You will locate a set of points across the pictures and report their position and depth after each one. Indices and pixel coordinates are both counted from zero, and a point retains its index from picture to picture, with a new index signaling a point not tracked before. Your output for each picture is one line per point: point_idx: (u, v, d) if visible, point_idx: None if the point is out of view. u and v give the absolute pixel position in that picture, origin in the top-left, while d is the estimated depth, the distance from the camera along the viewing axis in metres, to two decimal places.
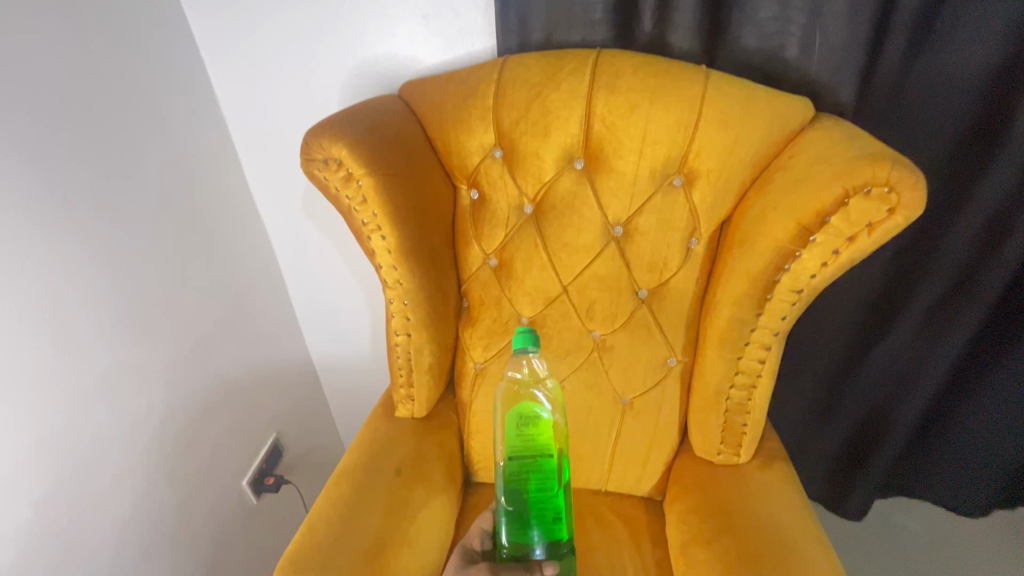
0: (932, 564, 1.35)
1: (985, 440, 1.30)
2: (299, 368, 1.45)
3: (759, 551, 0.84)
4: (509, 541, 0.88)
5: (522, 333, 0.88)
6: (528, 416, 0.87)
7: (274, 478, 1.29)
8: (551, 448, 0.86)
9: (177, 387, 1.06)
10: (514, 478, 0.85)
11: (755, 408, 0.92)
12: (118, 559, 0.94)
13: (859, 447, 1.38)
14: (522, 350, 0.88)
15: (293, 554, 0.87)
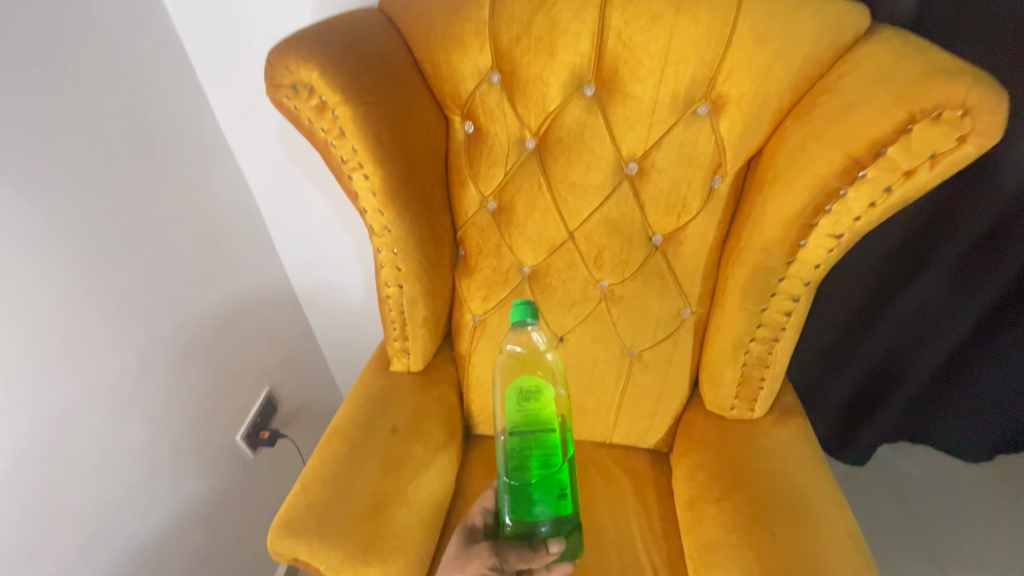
0: (932, 510, 1.35)
1: (1002, 392, 1.24)
2: (290, 320, 1.39)
3: (772, 513, 0.81)
4: (513, 520, 0.82)
5: (521, 306, 0.81)
6: (530, 390, 0.80)
7: (269, 432, 1.26)
8: (553, 424, 0.79)
9: (153, 341, 0.99)
10: (515, 456, 0.79)
11: (775, 363, 0.86)
12: (108, 518, 0.92)
13: (865, 396, 1.33)
14: (521, 323, 0.82)
15: (287, 515, 0.84)
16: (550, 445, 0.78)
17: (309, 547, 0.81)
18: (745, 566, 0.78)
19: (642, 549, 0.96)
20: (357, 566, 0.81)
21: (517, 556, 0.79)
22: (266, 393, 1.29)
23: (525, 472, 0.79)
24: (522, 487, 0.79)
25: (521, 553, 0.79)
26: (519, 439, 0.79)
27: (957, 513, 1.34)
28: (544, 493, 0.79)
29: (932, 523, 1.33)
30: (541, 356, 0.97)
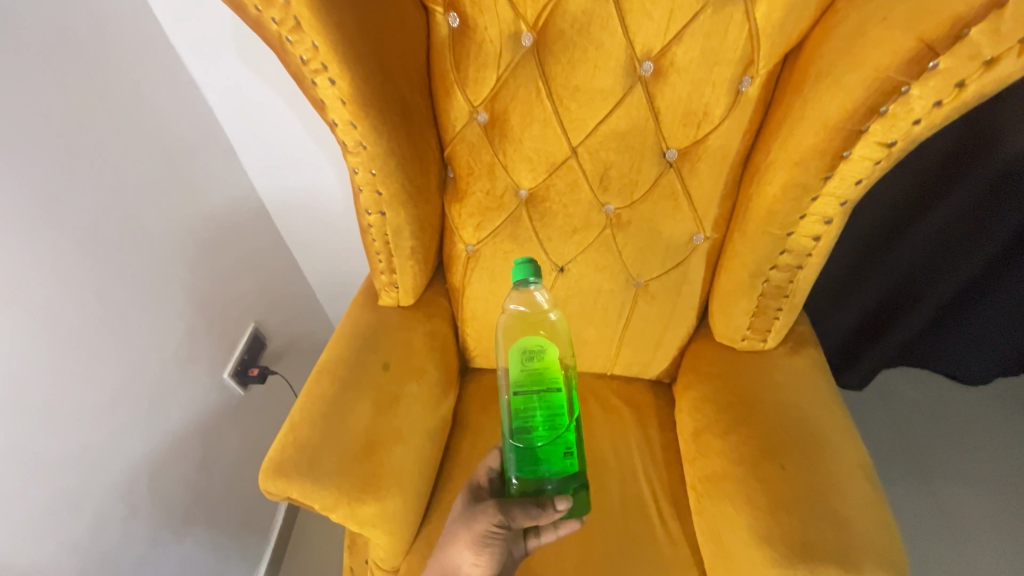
0: (930, 431, 1.35)
1: (1013, 323, 1.19)
2: (269, 252, 1.29)
3: (782, 447, 0.78)
4: (518, 480, 0.78)
5: (522, 265, 0.76)
6: (534, 348, 0.76)
7: (258, 369, 1.22)
8: (559, 381, 0.76)
9: (111, 278, 0.92)
10: (520, 417, 0.74)
11: (794, 293, 0.79)
12: (91, 456, 0.90)
13: (870, 322, 1.27)
14: (523, 282, 0.77)
15: (277, 456, 0.80)
16: (556, 402, 0.74)
17: (302, 488, 0.78)
18: (751, 499, 0.76)
19: (643, 478, 0.95)
20: (353, 504, 0.79)
21: (523, 513, 0.73)
22: (252, 329, 1.24)
23: (530, 433, 0.74)
24: (527, 448, 0.75)
25: (527, 509, 0.73)
26: (524, 396, 0.75)
27: (954, 433, 1.34)
28: (550, 453, 0.75)
29: (929, 444, 1.33)
30: (545, 316, 0.92)
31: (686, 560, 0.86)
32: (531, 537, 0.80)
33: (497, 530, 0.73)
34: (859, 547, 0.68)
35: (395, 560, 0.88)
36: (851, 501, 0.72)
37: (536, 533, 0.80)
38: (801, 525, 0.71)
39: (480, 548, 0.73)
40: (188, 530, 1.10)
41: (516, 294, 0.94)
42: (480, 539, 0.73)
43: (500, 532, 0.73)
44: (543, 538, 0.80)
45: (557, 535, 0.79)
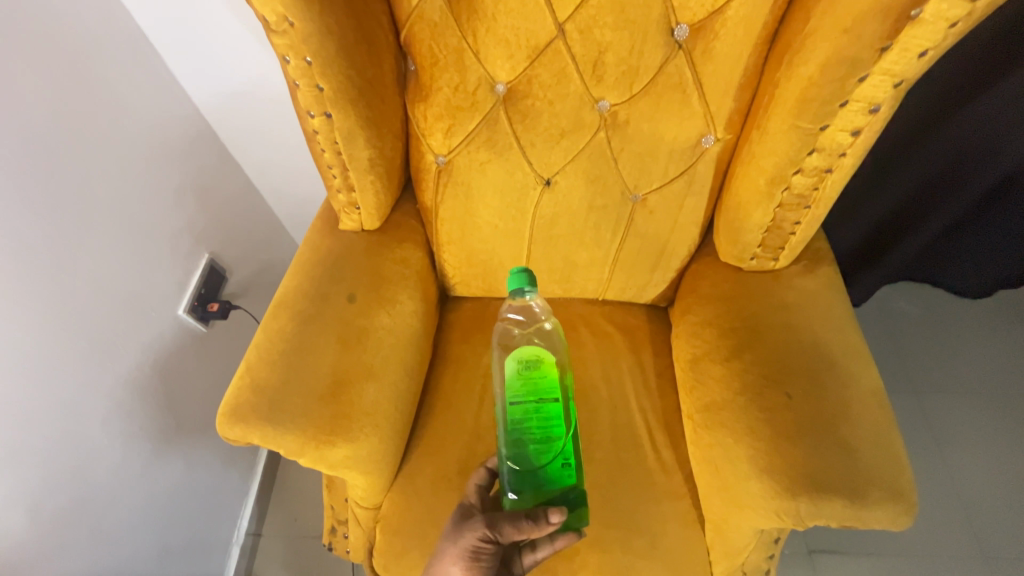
0: (926, 347, 1.31)
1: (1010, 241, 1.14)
2: (217, 173, 1.13)
3: (789, 374, 0.71)
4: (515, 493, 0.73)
5: (516, 274, 0.74)
6: (529, 359, 0.72)
7: (218, 304, 1.11)
8: (557, 390, 0.72)
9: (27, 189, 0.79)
10: (519, 426, 0.71)
11: (817, 202, 0.68)
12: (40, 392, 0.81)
13: (876, 236, 1.18)
14: (517, 292, 0.74)
15: (234, 402, 0.72)
16: (555, 410, 0.71)
17: (264, 434, 0.70)
18: (752, 428, 0.70)
19: (636, 407, 0.90)
20: (322, 447, 0.72)
21: (512, 527, 0.67)
22: (207, 261, 1.11)
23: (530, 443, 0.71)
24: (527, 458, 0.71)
25: (516, 523, 0.67)
26: (521, 407, 0.71)
27: (949, 348, 1.31)
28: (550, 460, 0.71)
29: (925, 359, 1.30)
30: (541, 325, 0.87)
31: (679, 488, 0.82)
32: (527, 553, 0.75)
33: (484, 546, 0.69)
34: (869, 476, 0.63)
35: (376, 498, 0.83)
36: (862, 428, 0.66)
37: (532, 547, 0.75)
38: (806, 454, 0.65)
39: (469, 567, 0.68)
40: (162, 471, 1.03)
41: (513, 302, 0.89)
42: (468, 556, 0.68)
43: (488, 548, 0.69)
44: (539, 554, 0.74)
45: (553, 550, 0.74)
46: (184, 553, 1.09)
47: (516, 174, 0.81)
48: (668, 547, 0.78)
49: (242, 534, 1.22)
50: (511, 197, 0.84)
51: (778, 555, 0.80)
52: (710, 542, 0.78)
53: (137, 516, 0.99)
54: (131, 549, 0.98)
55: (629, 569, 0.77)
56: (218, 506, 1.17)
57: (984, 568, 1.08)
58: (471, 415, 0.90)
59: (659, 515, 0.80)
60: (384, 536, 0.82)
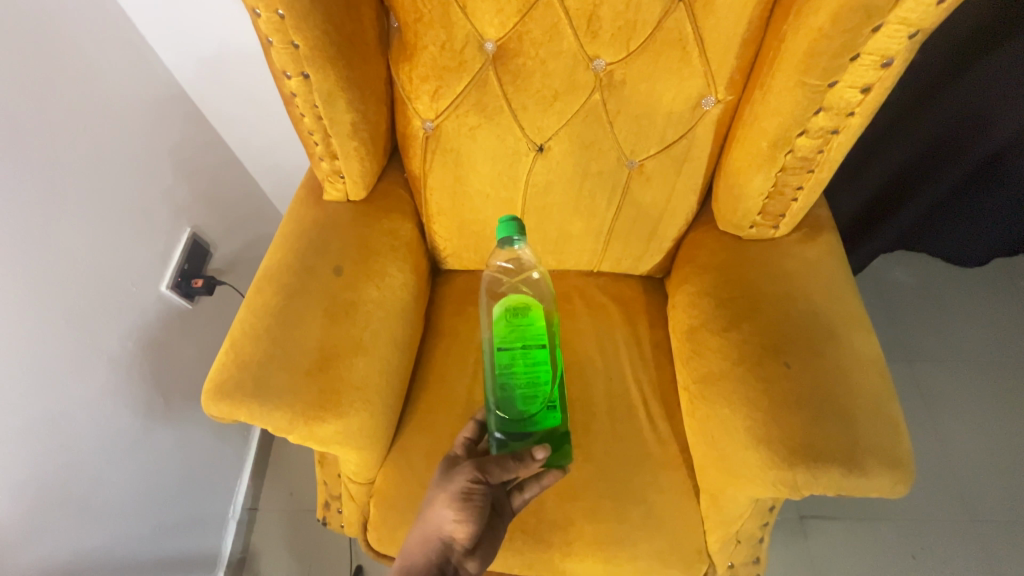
0: (922, 316, 1.31)
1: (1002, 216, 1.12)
2: (196, 143, 1.07)
3: (787, 343, 0.70)
4: (502, 435, 0.75)
5: (505, 223, 0.71)
6: (517, 306, 0.72)
7: (203, 280, 1.06)
8: (544, 338, 0.72)
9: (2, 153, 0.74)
10: (505, 372, 0.71)
11: (822, 165, 0.65)
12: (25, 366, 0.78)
13: (873, 205, 1.16)
14: (506, 241, 0.72)
15: (219, 378, 0.70)
16: (542, 357, 0.71)
17: (250, 411, 0.68)
18: (750, 399, 0.69)
19: (631, 379, 0.89)
20: (311, 424, 0.71)
21: (500, 468, 0.67)
22: (190, 235, 1.06)
23: (516, 389, 0.70)
24: (513, 404, 0.71)
25: (504, 463, 0.68)
26: (508, 352, 0.71)
27: (945, 317, 1.30)
28: (535, 407, 0.71)
29: (920, 328, 1.29)
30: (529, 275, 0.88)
31: (674, 459, 0.82)
32: (516, 495, 0.74)
33: (476, 486, 0.67)
34: (867, 445, 0.62)
35: (369, 473, 0.83)
36: (861, 398, 0.65)
37: (521, 489, 0.74)
38: (804, 424, 0.64)
39: (462, 507, 0.66)
40: (152, 449, 1.01)
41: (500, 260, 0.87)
42: (460, 497, 0.67)
43: (479, 488, 0.67)
44: (527, 494, 0.74)
45: (540, 488, 0.74)
46: (179, 530, 1.07)
47: (507, 140, 0.78)
48: (663, 517, 0.79)
49: (239, 509, 1.22)
50: (503, 164, 0.81)
51: (771, 523, 0.80)
52: (705, 512, 0.78)
53: (128, 493, 0.97)
54: (125, 527, 0.96)
55: (624, 538, 0.78)
56: (213, 482, 1.16)
57: (973, 532, 1.09)
58: (464, 389, 0.89)
59: (654, 486, 0.80)
60: (378, 510, 0.82)
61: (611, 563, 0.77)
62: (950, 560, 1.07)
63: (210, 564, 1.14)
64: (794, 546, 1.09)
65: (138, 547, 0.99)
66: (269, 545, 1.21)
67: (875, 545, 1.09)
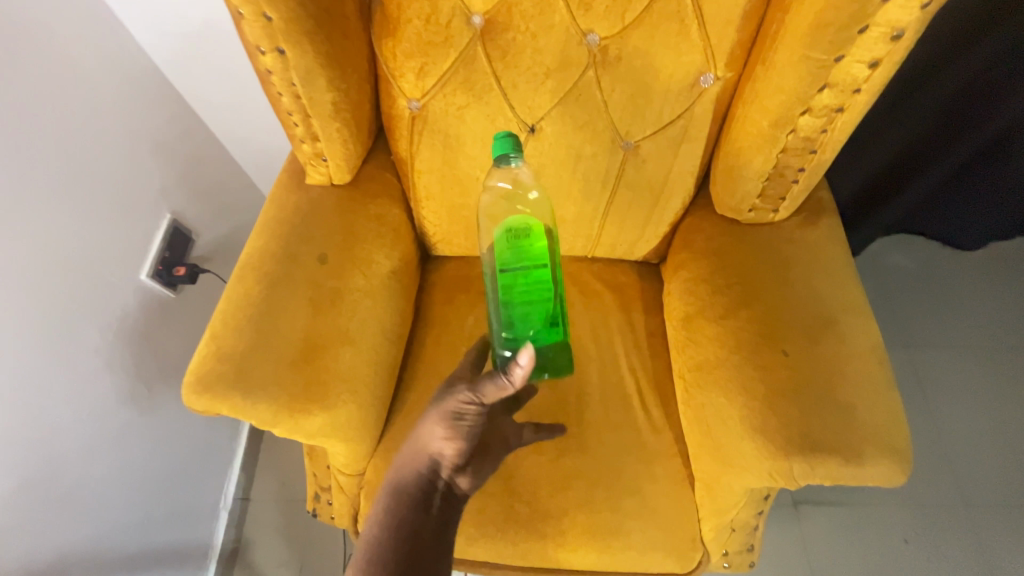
0: (918, 301, 1.30)
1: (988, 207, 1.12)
2: (175, 125, 1.03)
3: (784, 332, 0.68)
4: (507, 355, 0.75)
5: (501, 138, 0.63)
6: (521, 226, 0.69)
7: (185, 267, 1.03)
8: (547, 259, 0.70)
9: None
10: (510, 294, 0.69)
11: (825, 145, 0.62)
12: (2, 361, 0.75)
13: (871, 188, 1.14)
14: (503, 160, 0.65)
15: (199, 371, 0.67)
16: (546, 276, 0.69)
17: (232, 404, 0.66)
18: (747, 388, 0.67)
19: (626, 367, 0.87)
20: (296, 417, 0.68)
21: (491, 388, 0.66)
22: (169, 222, 1.02)
23: (522, 311, 0.69)
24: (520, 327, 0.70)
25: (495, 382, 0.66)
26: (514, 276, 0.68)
27: (942, 301, 1.29)
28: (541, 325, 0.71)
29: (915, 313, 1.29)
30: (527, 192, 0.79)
31: (669, 448, 0.81)
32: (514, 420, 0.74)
33: (467, 408, 0.68)
34: (865, 434, 0.61)
35: (358, 465, 0.81)
36: (860, 387, 0.63)
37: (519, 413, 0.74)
38: (802, 413, 0.63)
39: (451, 426, 0.68)
40: (138, 441, 0.99)
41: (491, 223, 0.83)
42: (449, 416, 0.68)
43: (471, 410, 0.69)
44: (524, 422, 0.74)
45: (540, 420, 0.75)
46: (168, 523, 1.06)
47: (497, 121, 0.75)
48: (657, 506, 0.78)
49: (230, 500, 1.20)
50: (493, 146, 0.78)
51: (766, 512, 0.79)
52: (700, 501, 0.77)
53: (114, 487, 0.94)
54: (112, 520, 0.94)
55: (618, 528, 0.77)
56: (203, 473, 1.14)
57: (963, 515, 1.10)
58: None
59: (649, 475, 0.79)
60: (368, 501, 0.80)
61: (604, 553, 0.77)
62: (939, 542, 1.08)
63: (201, 555, 1.13)
64: (787, 531, 1.10)
65: (126, 540, 0.97)
66: (262, 535, 1.20)
67: (867, 529, 1.09)
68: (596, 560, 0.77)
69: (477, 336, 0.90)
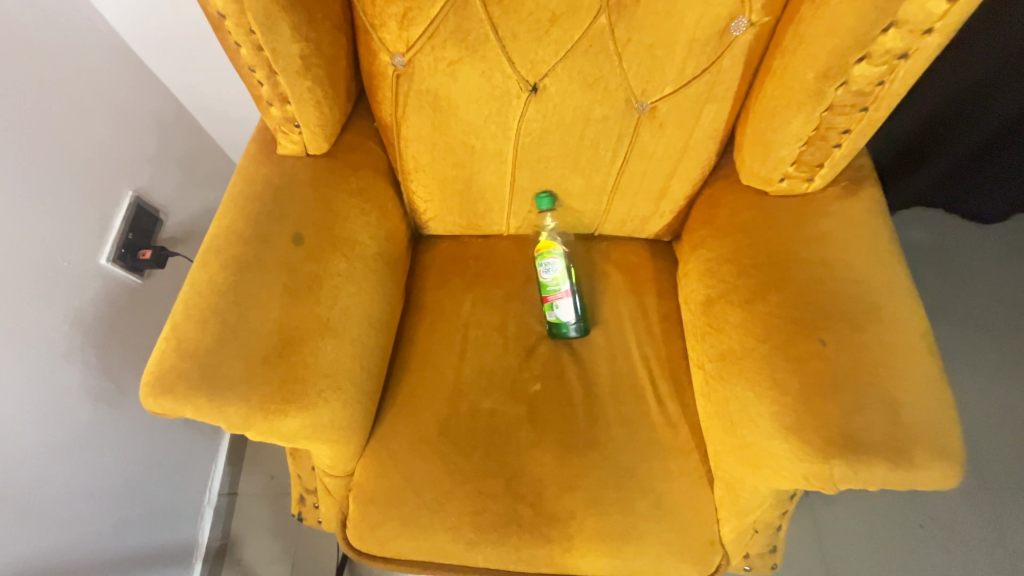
0: (952, 274, 1.18)
1: None
2: (129, 90, 0.92)
3: (820, 317, 0.60)
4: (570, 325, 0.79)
5: (546, 198, 0.78)
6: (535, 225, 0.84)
7: (151, 250, 0.93)
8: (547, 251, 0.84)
9: None
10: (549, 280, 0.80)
11: (879, 100, 0.55)
12: None
13: (899, 155, 1.06)
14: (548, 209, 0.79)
15: (157, 368, 0.59)
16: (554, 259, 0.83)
17: (197, 406, 0.58)
18: (778, 381, 0.60)
19: (637, 355, 0.79)
20: (270, 418, 0.61)
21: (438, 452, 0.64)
22: (131, 199, 0.92)
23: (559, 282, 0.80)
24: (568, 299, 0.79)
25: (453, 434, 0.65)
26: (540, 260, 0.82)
27: (976, 274, 1.18)
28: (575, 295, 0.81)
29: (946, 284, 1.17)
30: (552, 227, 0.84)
31: (686, 443, 0.74)
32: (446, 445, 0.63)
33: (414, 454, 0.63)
34: (916, 434, 0.53)
35: (346, 466, 0.74)
36: (909, 380, 0.56)
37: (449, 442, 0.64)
38: (843, 411, 0.55)
39: None
40: (109, 439, 0.89)
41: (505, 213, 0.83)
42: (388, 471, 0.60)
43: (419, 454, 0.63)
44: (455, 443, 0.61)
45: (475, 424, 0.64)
46: (149, 524, 0.97)
47: (494, 78, 0.67)
48: (673, 507, 0.71)
49: (215, 496, 1.13)
50: (490, 109, 0.70)
51: (792, 510, 0.72)
52: (720, 500, 0.71)
53: (85, 489, 0.85)
54: (81, 529, 0.84)
55: (630, 531, 0.70)
56: (184, 470, 1.06)
57: (984, 504, 0.98)
58: (451, 370, 0.79)
59: (664, 473, 0.72)
60: (357, 505, 0.73)
61: (616, 558, 0.70)
62: (959, 529, 0.96)
63: (185, 555, 1.06)
64: (809, 526, 0.97)
65: (103, 545, 0.88)
66: (252, 530, 1.14)
67: (886, 514, 0.97)
68: (606, 566, 0.70)
69: (474, 323, 0.82)
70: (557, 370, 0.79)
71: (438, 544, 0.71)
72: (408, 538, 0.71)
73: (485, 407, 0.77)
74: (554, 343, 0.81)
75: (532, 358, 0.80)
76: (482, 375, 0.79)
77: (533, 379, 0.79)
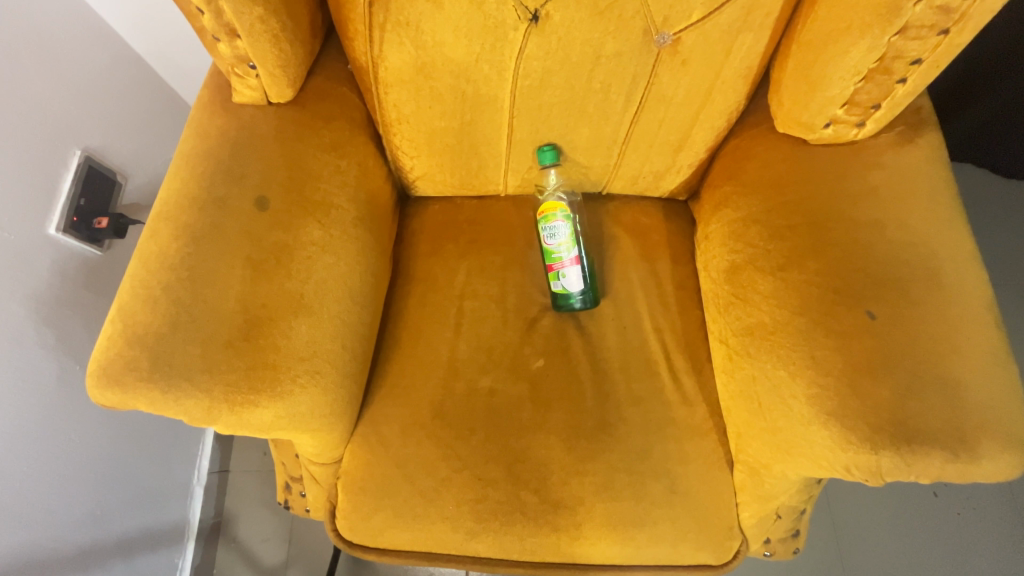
0: (1012, 221, 1.04)
1: None
2: (68, 32, 0.79)
3: (869, 287, 0.52)
4: (577, 297, 0.71)
5: (550, 151, 0.68)
6: (535, 185, 0.76)
7: (109, 219, 0.83)
8: None
9: None
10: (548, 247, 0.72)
11: (964, 19, 0.47)
12: None
13: (944, 98, 0.95)
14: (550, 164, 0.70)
15: (104, 358, 0.51)
16: None
17: (151, 400, 0.51)
18: (818, 360, 0.53)
19: (650, 327, 0.72)
20: (237, 409, 0.53)
21: None
22: (82, 160, 0.81)
23: None
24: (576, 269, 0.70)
25: None
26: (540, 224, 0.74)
27: None
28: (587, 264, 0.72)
29: (999, 234, 1.04)
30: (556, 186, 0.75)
31: (703, 423, 0.67)
32: None
33: None
34: (978, 421, 0.47)
35: (332, 454, 0.67)
36: (972, 360, 0.48)
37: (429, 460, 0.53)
38: (896, 394, 0.48)
39: None
40: (76, 425, 0.82)
41: (504, 170, 0.73)
42: None
43: None
44: None
45: None
46: (130, 511, 0.92)
47: (486, 5, 0.56)
48: (689, 491, 0.65)
49: (205, 474, 1.08)
50: (482, 44, 0.59)
51: (817, 493, 0.66)
52: (740, 484, 0.65)
53: (51, 481, 0.78)
54: (57, 517, 0.79)
55: (642, 518, 0.64)
56: (165, 454, 1.00)
57: (1004, 489, 0.91)
58: (444, 347, 0.71)
59: (679, 456, 0.65)
60: (346, 495, 0.67)
61: (626, 546, 0.64)
62: (974, 496, 0.91)
63: (177, 536, 1.02)
64: (824, 501, 0.93)
65: (79, 536, 0.83)
66: (246, 508, 1.10)
67: (898, 486, 0.92)
68: (616, 554, 0.65)
69: (469, 294, 0.74)
70: (561, 346, 0.72)
71: (435, 535, 0.65)
72: (402, 528, 0.66)
73: (483, 386, 0.69)
74: (558, 316, 0.74)
75: (534, 333, 0.73)
76: (478, 352, 0.71)
77: (536, 356, 0.71)
